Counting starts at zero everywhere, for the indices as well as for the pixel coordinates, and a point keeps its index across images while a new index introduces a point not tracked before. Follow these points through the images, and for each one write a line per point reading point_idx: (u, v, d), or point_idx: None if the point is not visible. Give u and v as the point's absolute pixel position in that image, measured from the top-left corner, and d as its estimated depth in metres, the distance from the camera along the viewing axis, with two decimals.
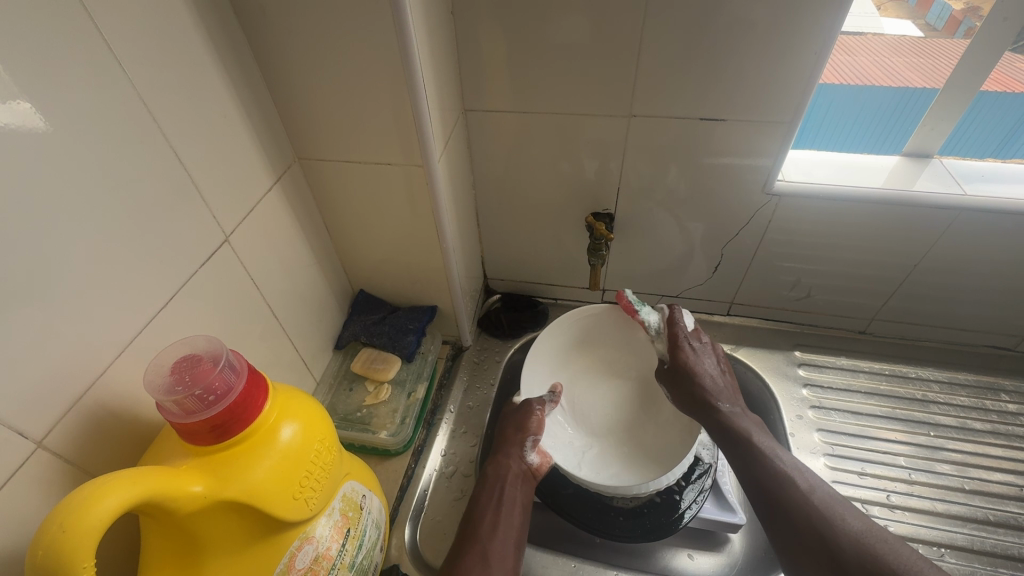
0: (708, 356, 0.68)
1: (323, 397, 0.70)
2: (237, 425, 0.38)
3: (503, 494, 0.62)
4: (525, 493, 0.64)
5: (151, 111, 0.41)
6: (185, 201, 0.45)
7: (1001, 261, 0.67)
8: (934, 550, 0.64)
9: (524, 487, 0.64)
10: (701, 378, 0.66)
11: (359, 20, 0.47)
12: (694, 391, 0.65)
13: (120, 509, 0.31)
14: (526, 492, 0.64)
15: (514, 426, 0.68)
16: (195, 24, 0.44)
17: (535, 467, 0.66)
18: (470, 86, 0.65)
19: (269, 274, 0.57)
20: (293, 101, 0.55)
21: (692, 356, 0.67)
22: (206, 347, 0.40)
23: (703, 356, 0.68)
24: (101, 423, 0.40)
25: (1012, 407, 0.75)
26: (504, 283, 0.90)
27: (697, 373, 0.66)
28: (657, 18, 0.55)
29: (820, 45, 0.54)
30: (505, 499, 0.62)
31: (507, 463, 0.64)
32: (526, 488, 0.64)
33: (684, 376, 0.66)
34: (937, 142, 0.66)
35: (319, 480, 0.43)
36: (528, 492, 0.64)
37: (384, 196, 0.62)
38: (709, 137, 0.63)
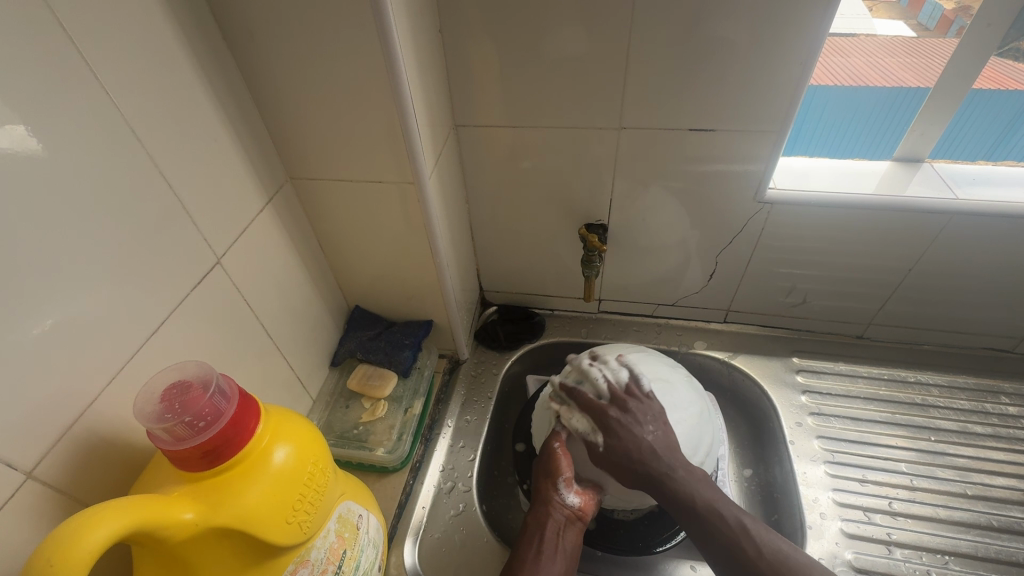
0: (648, 416, 0.57)
1: (319, 415, 0.70)
2: (230, 450, 0.37)
3: (545, 540, 0.57)
4: (570, 538, 0.59)
5: (139, 136, 0.42)
6: (175, 223, 0.46)
7: (996, 263, 0.67)
8: (938, 557, 0.63)
9: (567, 534, 0.59)
10: (640, 446, 0.56)
11: (346, 39, 0.47)
12: (631, 463, 0.56)
13: (109, 540, 0.31)
14: (572, 539, 0.59)
15: (547, 469, 0.61)
16: (182, 47, 0.44)
17: (578, 509, 0.59)
18: (460, 102, 0.65)
19: (263, 294, 0.57)
20: (282, 120, 0.55)
21: (624, 425, 0.57)
22: (196, 371, 0.40)
23: (644, 419, 0.57)
24: (93, 451, 0.40)
25: (1012, 410, 0.75)
26: (500, 295, 0.90)
27: (635, 437, 0.56)
28: (643, 30, 0.55)
29: (806, 53, 0.54)
30: (546, 546, 0.57)
31: (546, 512, 0.59)
32: (572, 534, 0.59)
33: (618, 456, 0.56)
34: (927, 146, 0.66)
35: (314, 502, 0.43)
36: (575, 535, 0.59)
37: (376, 213, 0.62)
38: (699, 146, 0.64)
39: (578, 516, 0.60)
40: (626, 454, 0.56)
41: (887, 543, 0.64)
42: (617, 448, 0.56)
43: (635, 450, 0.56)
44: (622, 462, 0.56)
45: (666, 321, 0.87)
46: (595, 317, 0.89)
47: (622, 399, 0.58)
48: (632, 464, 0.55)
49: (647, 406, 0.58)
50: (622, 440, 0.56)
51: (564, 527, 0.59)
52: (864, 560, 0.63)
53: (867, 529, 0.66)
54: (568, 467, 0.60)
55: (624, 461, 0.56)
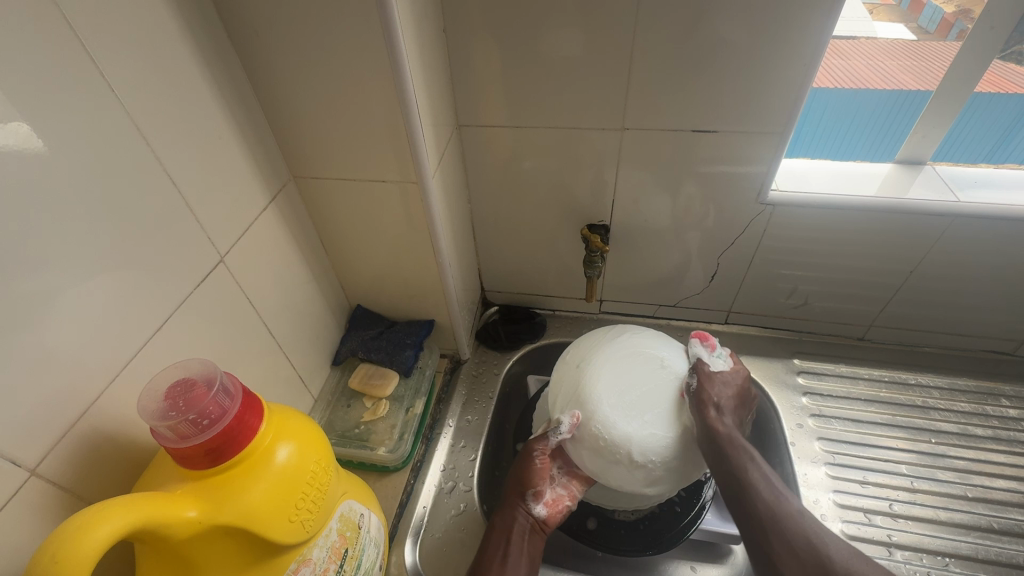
0: (734, 374, 0.61)
1: (320, 414, 0.70)
2: (233, 448, 0.37)
3: (511, 544, 0.59)
4: (535, 545, 0.60)
5: (144, 134, 0.42)
6: (179, 221, 0.46)
7: (998, 266, 0.67)
8: (938, 559, 0.63)
9: (532, 541, 0.60)
10: (720, 388, 0.58)
11: (350, 38, 0.48)
12: (700, 394, 0.57)
13: (113, 537, 0.31)
14: (536, 547, 0.60)
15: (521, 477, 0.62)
16: (187, 45, 0.44)
17: (543, 518, 0.61)
18: (463, 102, 0.65)
19: (265, 292, 0.57)
20: (286, 119, 0.55)
21: (726, 371, 0.61)
22: (200, 370, 0.40)
23: (729, 377, 0.60)
24: (96, 449, 0.40)
25: (1013, 412, 0.75)
26: (501, 295, 0.90)
27: (718, 380, 0.59)
28: (646, 32, 0.56)
29: (810, 55, 0.55)
30: (511, 552, 0.58)
31: (513, 516, 0.60)
32: (535, 541, 0.60)
33: (704, 380, 0.58)
34: (928, 148, 0.67)
35: (316, 501, 0.43)
36: (539, 544, 0.60)
37: (378, 211, 0.62)
38: (702, 147, 0.64)
39: (542, 526, 0.61)
40: (708, 385, 0.58)
41: (887, 545, 0.65)
42: (706, 378, 0.59)
43: (714, 390, 0.58)
44: (702, 408, 0.57)
45: (668, 321, 0.87)
46: (596, 317, 0.89)
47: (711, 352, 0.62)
48: (707, 396, 0.57)
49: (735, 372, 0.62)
50: (717, 376, 0.59)
51: (527, 536, 0.60)
52: None
53: (868, 531, 0.66)
54: (543, 476, 0.61)
55: (706, 390, 0.58)
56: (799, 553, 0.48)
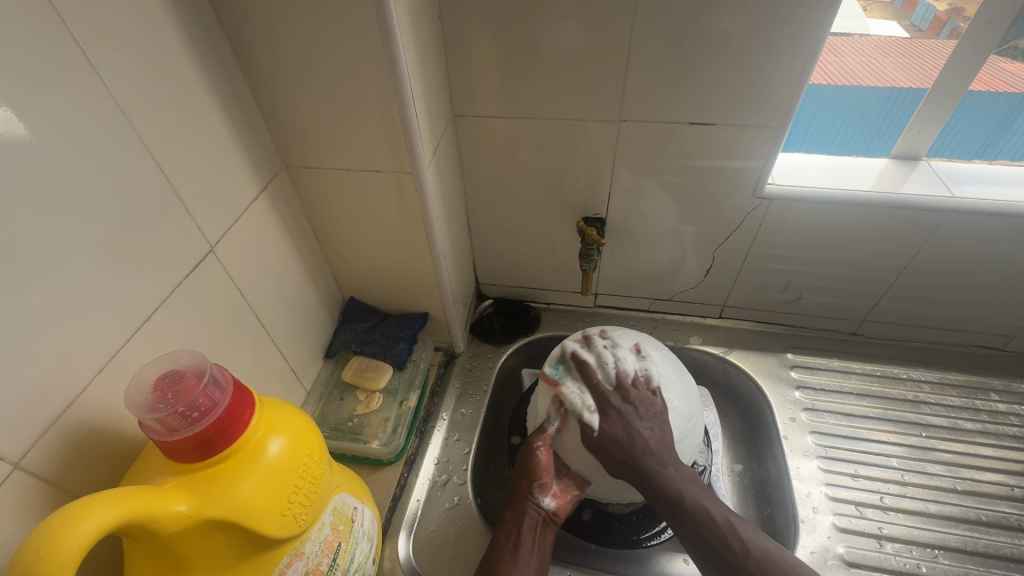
0: (643, 413, 0.56)
1: (313, 407, 0.69)
2: (223, 440, 0.37)
3: (521, 535, 0.57)
4: (545, 537, 0.59)
5: (131, 121, 0.40)
6: (167, 211, 0.44)
7: (989, 262, 0.67)
8: (927, 551, 0.64)
9: (544, 533, 0.59)
10: (632, 441, 0.55)
11: (345, 27, 0.47)
12: (620, 454, 0.55)
13: (100, 531, 0.30)
14: (547, 539, 0.59)
15: (525, 470, 0.60)
16: (175, 29, 0.43)
17: (553, 510, 0.59)
18: (459, 92, 0.64)
19: (256, 284, 0.56)
20: (278, 107, 0.54)
21: (619, 419, 0.56)
22: (190, 361, 0.39)
23: (634, 419, 0.56)
24: (82, 442, 0.39)
25: (1002, 406, 0.76)
26: (496, 288, 0.90)
27: (628, 432, 0.55)
28: (645, 22, 0.55)
29: (808, 49, 0.54)
30: (523, 543, 0.57)
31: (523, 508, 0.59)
32: (547, 531, 0.59)
33: (608, 446, 0.55)
34: (925, 144, 0.66)
35: (308, 495, 0.42)
36: (550, 535, 0.59)
37: (371, 203, 0.61)
38: (699, 141, 0.63)
39: (553, 518, 0.60)
40: (615, 443, 0.55)
41: (878, 537, 0.65)
42: (611, 435, 0.55)
43: (625, 448, 0.55)
44: (609, 451, 0.55)
45: (661, 315, 0.87)
46: (591, 311, 0.89)
47: (625, 389, 0.57)
48: (619, 453, 0.55)
49: (646, 403, 0.57)
50: (617, 435, 0.55)
51: (539, 529, 0.58)
52: (855, 553, 0.64)
53: (859, 523, 0.66)
54: (548, 468, 0.60)
55: (613, 454, 0.55)
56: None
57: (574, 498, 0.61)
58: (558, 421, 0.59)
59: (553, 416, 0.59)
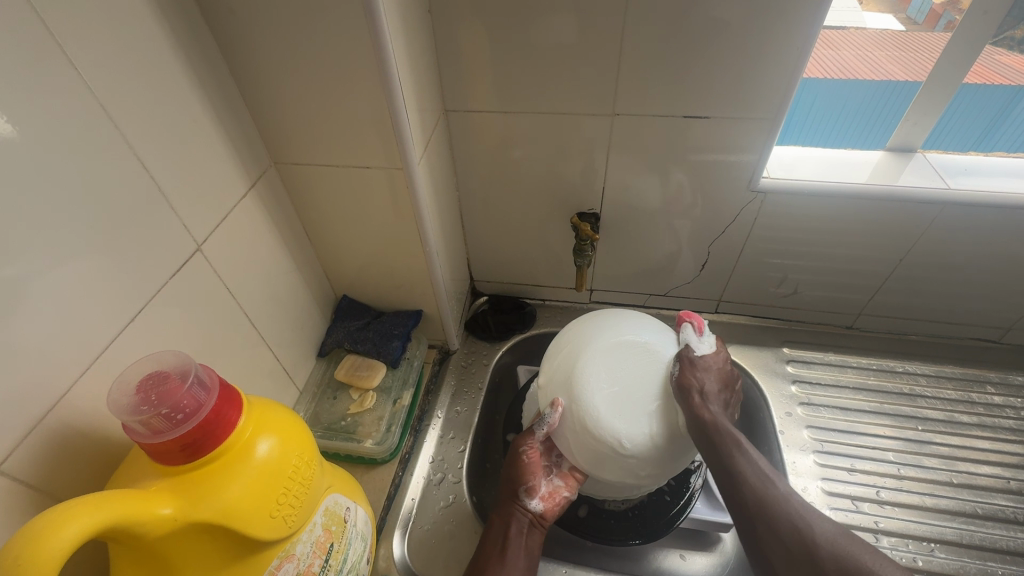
0: (716, 366, 0.58)
1: (306, 407, 0.68)
2: (210, 441, 0.36)
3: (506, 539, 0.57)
4: (533, 539, 0.58)
5: (113, 118, 0.39)
6: (152, 210, 0.44)
7: (986, 254, 0.67)
8: (924, 545, 0.64)
9: (532, 536, 0.58)
10: (705, 380, 0.56)
11: (332, 20, 0.46)
12: (692, 390, 0.55)
13: (82, 536, 0.30)
14: (536, 541, 0.59)
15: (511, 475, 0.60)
16: (157, 23, 0.42)
17: (542, 512, 0.59)
18: (451, 87, 0.64)
19: (245, 283, 0.55)
20: (265, 102, 0.53)
21: (703, 364, 0.57)
22: (174, 362, 0.39)
23: (717, 370, 0.58)
24: (66, 445, 0.38)
25: (998, 399, 0.75)
26: (491, 285, 0.89)
27: (699, 372, 0.56)
28: (638, 14, 0.54)
29: (803, 41, 0.53)
30: (511, 544, 0.57)
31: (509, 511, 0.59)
32: (536, 533, 0.59)
33: (685, 378, 0.55)
34: (920, 136, 0.66)
35: (298, 496, 0.41)
36: (539, 537, 0.59)
37: (362, 199, 0.60)
38: (694, 134, 0.63)
39: (542, 519, 0.59)
40: (690, 377, 0.55)
41: (875, 531, 0.65)
42: (681, 370, 0.56)
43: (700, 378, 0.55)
44: (681, 386, 0.55)
45: (657, 310, 0.87)
46: (586, 307, 0.88)
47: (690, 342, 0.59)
48: (692, 389, 0.55)
49: (724, 365, 0.59)
50: (695, 367, 0.56)
51: (526, 531, 0.58)
52: None
53: (855, 518, 0.66)
54: (535, 471, 0.59)
55: (691, 371, 0.56)
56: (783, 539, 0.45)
57: (566, 500, 0.59)
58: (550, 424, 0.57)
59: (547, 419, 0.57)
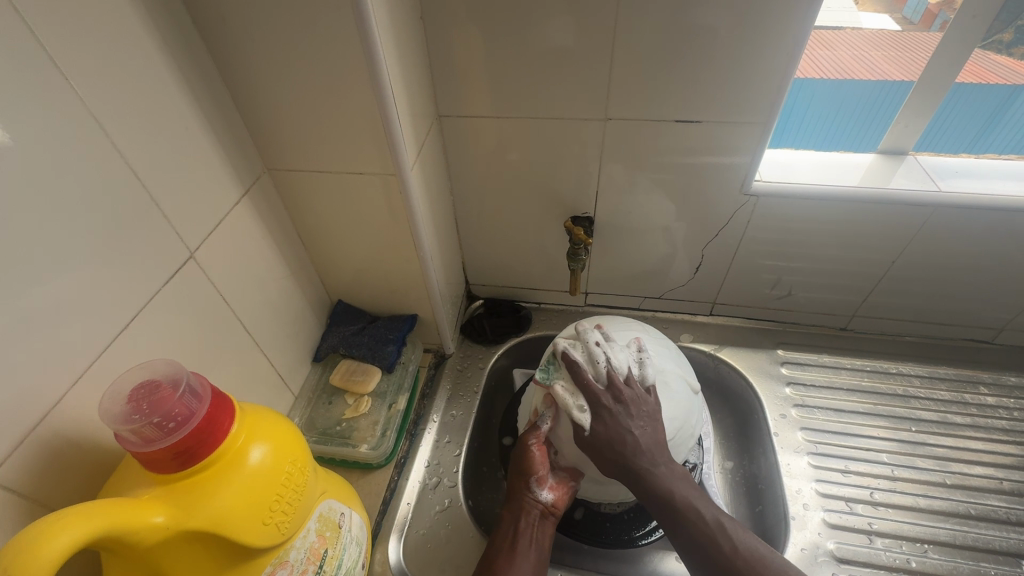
0: (634, 413, 0.53)
1: (301, 412, 0.69)
2: (203, 449, 0.36)
3: (519, 531, 0.57)
4: (544, 530, 0.58)
5: (105, 127, 0.40)
6: (145, 218, 0.44)
7: (978, 256, 0.67)
8: (918, 546, 0.64)
9: (542, 527, 0.58)
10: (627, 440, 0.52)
11: (323, 28, 0.46)
12: (616, 456, 0.53)
13: (73, 546, 0.30)
14: (547, 532, 0.59)
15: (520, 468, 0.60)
16: (149, 32, 0.42)
17: (551, 503, 0.59)
18: (444, 93, 0.64)
19: (239, 289, 0.56)
20: (258, 110, 0.53)
21: (611, 421, 0.53)
22: (167, 370, 0.39)
23: (642, 418, 0.53)
24: (58, 454, 0.38)
25: (991, 399, 0.76)
26: (486, 288, 0.89)
27: (620, 433, 0.53)
28: (629, 20, 0.54)
29: (792, 45, 0.54)
30: (521, 538, 0.57)
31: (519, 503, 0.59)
32: (547, 525, 0.59)
33: (602, 448, 0.53)
34: (911, 139, 0.66)
35: (292, 503, 0.42)
36: (550, 528, 0.59)
37: (356, 205, 0.61)
38: (685, 138, 0.63)
39: (552, 511, 0.59)
40: (608, 448, 0.53)
41: (868, 533, 0.65)
42: (601, 437, 0.53)
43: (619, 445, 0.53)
44: (604, 453, 0.53)
45: (652, 313, 0.87)
46: (581, 310, 0.88)
47: (618, 389, 0.54)
48: (616, 459, 0.53)
49: (647, 402, 0.54)
50: (607, 436, 0.53)
51: (537, 523, 0.58)
52: (846, 549, 0.64)
53: (850, 519, 0.66)
54: (543, 463, 0.59)
55: (604, 448, 0.53)
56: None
57: (571, 488, 0.60)
58: (551, 419, 0.59)
59: (546, 416, 0.58)
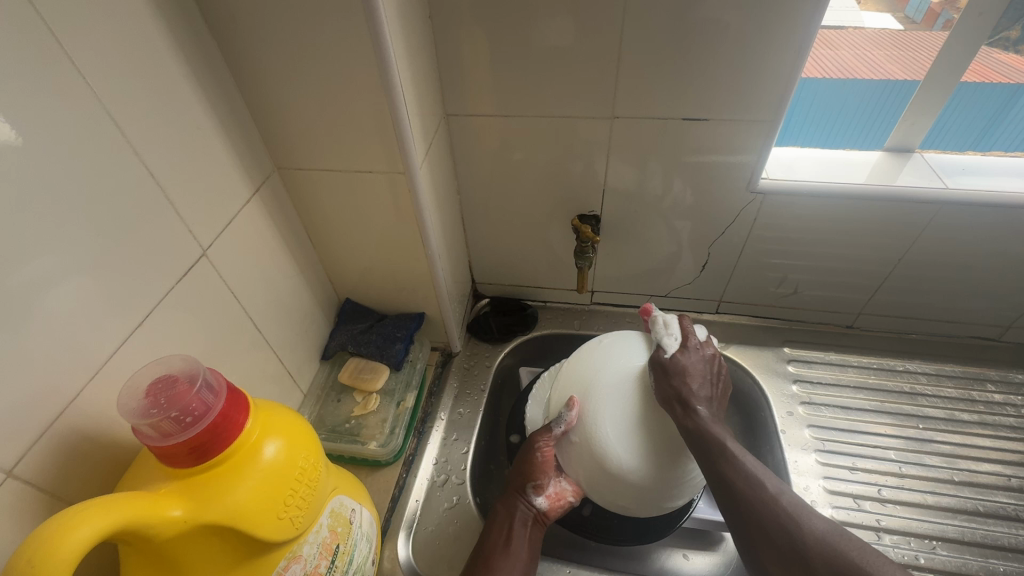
0: (701, 360, 0.56)
1: (310, 410, 0.69)
2: (219, 444, 0.37)
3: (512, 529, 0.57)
4: (534, 535, 0.59)
5: (121, 126, 0.40)
6: (159, 216, 0.44)
7: (985, 253, 0.68)
8: (926, 543, 0.64)
9: (533, 532, 0.59)
10: (690, 380, 0.53)
11: (334, 27, 0.46)
12: (678, 391, 0.53)
13: (93, 538, 0.30)
14: (535, 537, 0.59)
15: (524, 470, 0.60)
16: (163, 32, 0.43)
17: (544, 511, 0.59)
18: (452, 92, 0.64)
19: (250, 287, 0.56)
20: (268, 109, 0.54)
21: (687, 359, 0.55)
22: (182, 366, 0.39)
23: (701, 364, 0.55)
24: (75, 449, 0.39)
25: (998, 397, 0.76)
26: (492, 287, 0.90)
27: (686, 371, 0.54)
28: (636, 19, 0.55)
29: (799, 44, 0.54)
30: (514, 537, 0.57)
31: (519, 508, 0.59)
32: (535, 529, 0.59)
33: (672, 374, 0.54)
34: (917, 137, 0.66)
35: (305, 498, 0.42)
36: (537, 535, 0.59)
37: (365, 203, 0.61)
38: (692, 136, 0.63)
39: (543, 518, 0.59)
40: (677, 378, 0.54)
41: (876, 529, 0.65)
42: (670, 370, 0.54)
43: (681, 383, 0.53)
44: (669, 388, 0.54)
45: (658, 311, 0.87)
46: (587, 309, 0.89)
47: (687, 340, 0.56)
48: (678, 391, 0.53)
49: (708, 356, 0.56)
50: (680, 368, 0.54)
51: (530, 527, 0.58)
52: None
53: (857, 516, 0.66)
54: (547, 470, 0.59)
55: (669, 379, 0.54)
56: (777, 549, 0.44)
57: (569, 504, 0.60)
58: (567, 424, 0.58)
59: (564, 418, 0.58)
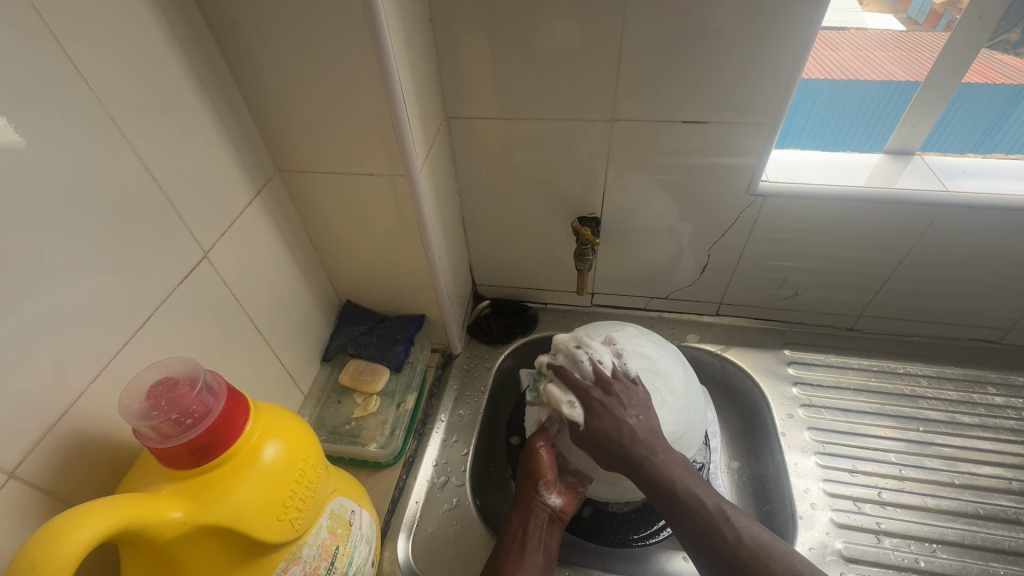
0: (628, 401, 0.53)
1: (310, 411, 0.69)
2: (219, 445, 0.37)
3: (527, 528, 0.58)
4: (552, 534, 0.59)
5: (122, 129, 0.40)
6: (161, 218, 0.45)
7: (985, 255, 0.67)
8: (926, 546, 0.64)
9: (551, 531, 0.59)
10: (619, 435, 0.52)
11: (334, 31, 0.47)
12: (611, 448, 0.52)
13: (94, 540, 0.30)
14: (554, 537, 0.59)
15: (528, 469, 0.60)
16: (164, 36, 0.43)
17: (559, 508, 0.60)
18: (453, 95, 0.65)
19: (251, 289, 0.56)
20: (269, 112, 0.54)
21: (607, 413, 0.53)
22: (183, 368, 0.39)
23: (629, 403, 0.53)
24: (76, 450, 0.39)
25: (999, 399, 0.76)
26: (493, 289, 0.90)
27: (615, 425, 0.52)
28: (635, 22, 0.55)
29: (799, 47, 0.54)
30: (530, 539, 0.57)
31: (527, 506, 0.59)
32: (555, 528, 0.59)
33: (599, 439, 0.52)
34: (918, 138, 0.66)
35: (305, 499, 0.42)
36: (558, 534, 0.59)
37: (365, 205, 0.61)
38: (692, 138, 0.63)
39: (560, 516, 0.60)
40: (605, 439, 0.52)
41: (877, 532, 0.65)
42: (600, 431, 0.52)
43: (614, 443, 0.52)
44: (602, 446, 0.53)
45: (658, 313, 0.87)
46: (588, 310, 0.89)
47: (607, 382, 0.54)
48: (612, 451, 0.52)
49: (635, 390, 0.55)
50: (605, 430, 0.52)
51: (546, 526, 0.59)
52: (854, 549, 0.64)
53: (858, 519, 0.66)
54: (551, 466, 0.60)
55: (605, 450, 0.53)
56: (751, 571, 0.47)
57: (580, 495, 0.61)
58: (559, 421, 0.59)
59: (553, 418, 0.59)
